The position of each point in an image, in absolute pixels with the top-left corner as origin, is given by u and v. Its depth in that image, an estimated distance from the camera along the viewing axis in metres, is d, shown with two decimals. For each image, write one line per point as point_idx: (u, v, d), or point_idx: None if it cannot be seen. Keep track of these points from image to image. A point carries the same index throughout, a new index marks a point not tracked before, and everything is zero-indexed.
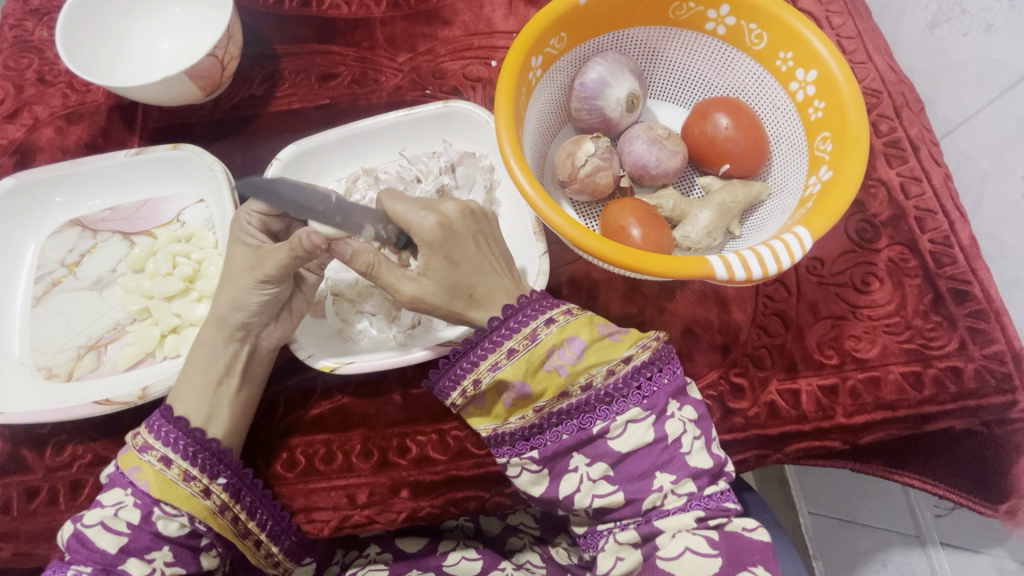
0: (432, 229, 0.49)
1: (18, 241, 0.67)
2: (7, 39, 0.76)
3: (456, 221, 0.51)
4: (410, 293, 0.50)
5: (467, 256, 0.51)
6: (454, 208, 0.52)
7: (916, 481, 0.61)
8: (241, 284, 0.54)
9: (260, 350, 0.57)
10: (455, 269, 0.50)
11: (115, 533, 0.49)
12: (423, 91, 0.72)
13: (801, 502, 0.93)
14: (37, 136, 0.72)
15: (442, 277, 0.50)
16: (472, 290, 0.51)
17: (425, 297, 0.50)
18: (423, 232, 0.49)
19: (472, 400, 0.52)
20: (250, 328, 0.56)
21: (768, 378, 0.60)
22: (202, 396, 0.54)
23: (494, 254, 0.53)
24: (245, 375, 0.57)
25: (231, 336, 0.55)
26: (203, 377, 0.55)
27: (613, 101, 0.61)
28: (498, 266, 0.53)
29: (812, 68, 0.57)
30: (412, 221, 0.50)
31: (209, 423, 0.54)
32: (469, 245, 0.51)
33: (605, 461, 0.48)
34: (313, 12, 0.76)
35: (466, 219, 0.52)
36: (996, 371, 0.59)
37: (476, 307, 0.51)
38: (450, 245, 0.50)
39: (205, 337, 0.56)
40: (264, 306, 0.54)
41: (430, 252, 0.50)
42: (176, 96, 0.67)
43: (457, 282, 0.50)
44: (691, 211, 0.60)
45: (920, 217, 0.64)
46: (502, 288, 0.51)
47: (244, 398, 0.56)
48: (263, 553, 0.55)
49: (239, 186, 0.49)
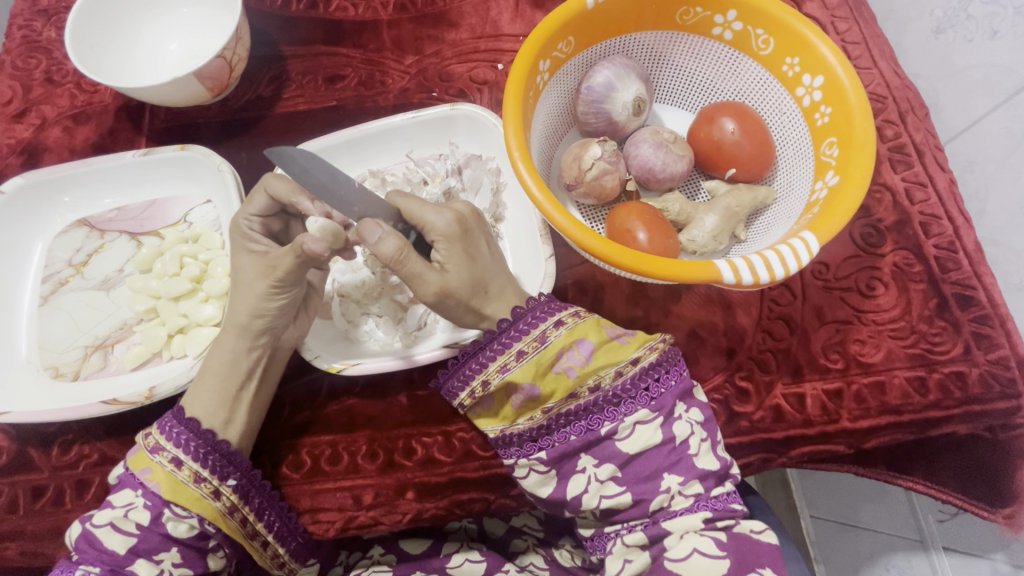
0: (449, 223, 0.50)
1: (25, 241, 0.67)
2: (15, 39, 0.76)
3: (470, 218, 0.52)
4: (436, 284, 0.49)
5: (483, 254, 0.52)
6: (465, 208, 0.53)
7: (921, 487, 0.61)
8: (256, 290, 0.54)
9: (279, 352, 0.58)
10: (474, 264, 0.51)
11: (123, 534, 0.49)
12: (429, 93, 0.73)
13: (803, 507, 0.95)
14: (45, 136, 0.73)
15: (464, 271, 0.50)
16: (489, 286, 0.51)
17: (452, 289, 0.50)
18: (439, 227, 0.50)
19: (480, 401, 0.52)
20: (272, 333, 0.56)
21: (773, 382, 0.60)
22: (223, 404, 0.55)
23: (499, 255, 0.54)
24: (263, 378, 0.57)
25: (253, 343, 0.56)
26: (222, 385, 0.55)
27: (619, 105, 0.61)
28: (506, 266, 0.54)
29: (818, 74, 0.57)
30: (427, 217, 0.50)
31: (227, 427, 0.55)
32: (483, 242, 0.52)
33: (613, 462, 0.48)
34: (320, 13, 0.76)
35: (476, 218, 0.53)
36: (1001, 377, 0.59)
37: (492, 303, 0.52)
38: (467, 240, 0.51)
39: (224, 344, 0.56)
40: (283, 309, 0.55)
41: (450, 245, 0.50)
42: (184, 97, 0.68)
43: (477, 277, 0.51)
44: (696, 215, 0.60)
45: (925, 222, 0.65)
46: (509, 290, 0.53)
47: (261, 400, 0.57)
48: (270, 554, 0.55)
49: (270, 154, 0.47)
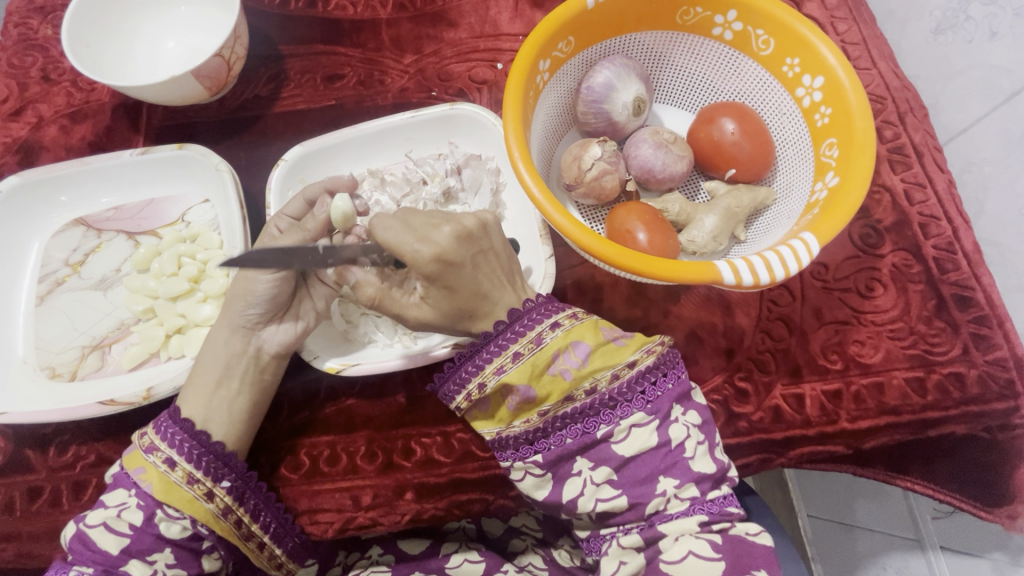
0: (427, 264, 0.47)
1: (22, 240, 0.67)
2: (11, 36, 0.75)
3: (452, 250, 0.48)
4: (414, 318, 0.51)
5: (466, 282, 0.49)
6: (449, 236, 0.48)
7: (919, 487, 0.62)
8: (248, 272, 0.56)
9: (264, 354, 0.57)
10: (455, 296, 0.49)
11: (117, 535, 0.49)
12: (428, 93, 0.72)
13: (802, 505, 0.95)
14: (41, 135, 0.72)
15: (443, 304, 0.50)
16: (472, 309, 0.50)
17: (428, 322, 0.51)
18: (418, 270, 0.48)
19: (476, 404, 0.52)
20: (252, 325, 0.57)
21: (772, 382, 0.60)
22: (201, 398, 0.54)
23: (496, 266, 0.51)
24: (245, 377, 0.56)
25: (236, 329, 0.56)
26: (204, 376, 0.55)
27: (620, 105, 0.61)
28: (500, 280, 0.51)
29: (819, 74, 0.57)
30: (405, 253, 0.48)
31: (208, 424, 0.54)
32: (467, 270, 0.49)
33: (608, 466, 0.48)
34: (318, 12, 0.76)
35: (463, 243, 0.49)
36: (999, 378, 0.59)
37: (479, 319, 0.51)
38: (447, 273, 0.48)
39: (212, 335, 0.57)
40: (269, 296, 0.56)
41: (428, 284, 0.49)
42: (182, 96, 0.67)
43: (456, 305, 0.50)
44: (697, 216, 0.60)
45: (924, 223, 0.65)
46: (502, 302, 0.51)
47: (245, 400, 0.56)
48: (266, 554, 0.55)
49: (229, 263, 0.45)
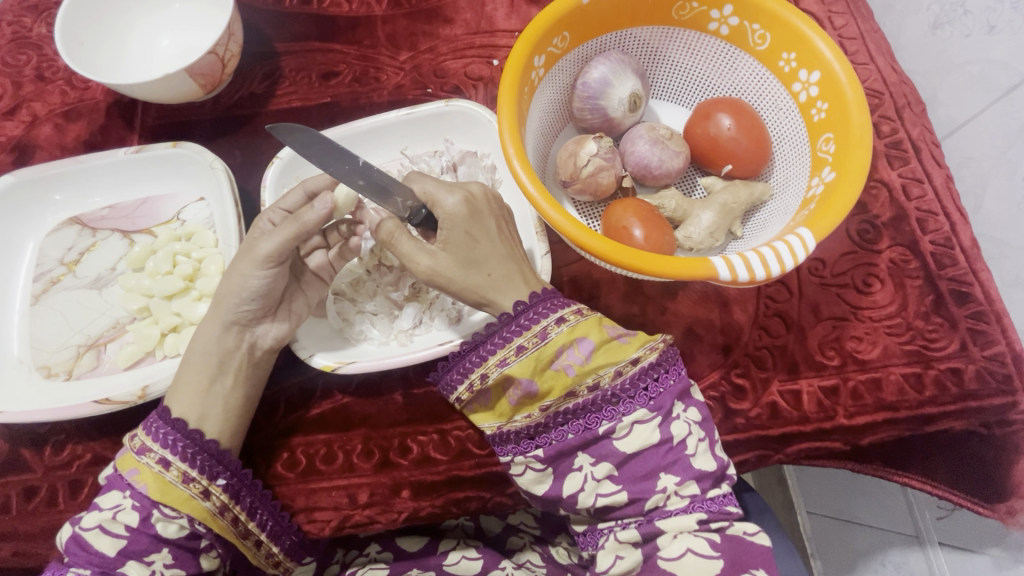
0: (456, 205, 0.51)
1: (17, 239, 0.67)
2: (5, 35, 0.75)
3: (480, 201, 0.52)
4: (424, 266, 0.51)
5: (487, 235, 0.51)
6: (479, 189, 0.53)
7: (918, 483, 0.62)
8: (239, 268, 0.55)
9: (257, 350, 0.57)
10: (475, 246, 0.51)
11: (112, 537, 0.49)
12: (424, 90, 0.72)
13: (800, 501, 0.95)
14: (36, 134, 0.72)
15: (459, 252, 0.51)
16: (490, 270, 0.51)
17: (440, 272, 0.51)
18: (446, 207, 0.51)
19: (478, 396, 0.52)
20: (243, 323, 0.56)
21: (770, 378, 0.60)
22: (195, 396, 0.54)
23: (512, 241, 0.54)
24: (239, 373, 0.57)
25: (228, 326, 0.56)
26: (197, 375, 0.55)
27: (615, 100, 0.60)
28: (515, 251, 0.53)
29: (815, 69, 0.57)
30: (436, 199, 0.52)
31: (202, 423, 0.54)
32: (491, 224, 0.52)
33: (609, 462, 0.48)
34: (313, 9, 0.75)
35: (490, 201, 0.53)
36: (997, 373, 0.59)
37: (494, 289, 0.51)
38: (472, 222, 0.51)
39: (200, 332, 0.56)
40: (263, 294, 0.55)
41: (451, 227, 0.51)
42: (176, 93, 0.67)
43: (475, 258, 0.51)
44: (693, 211, 0.60)
45: (922, 218, 0.65)
46: (519, 274, 0.52)
47: (239, 396, 0.56)
48: (264, 553, 0.55)
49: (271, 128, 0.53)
